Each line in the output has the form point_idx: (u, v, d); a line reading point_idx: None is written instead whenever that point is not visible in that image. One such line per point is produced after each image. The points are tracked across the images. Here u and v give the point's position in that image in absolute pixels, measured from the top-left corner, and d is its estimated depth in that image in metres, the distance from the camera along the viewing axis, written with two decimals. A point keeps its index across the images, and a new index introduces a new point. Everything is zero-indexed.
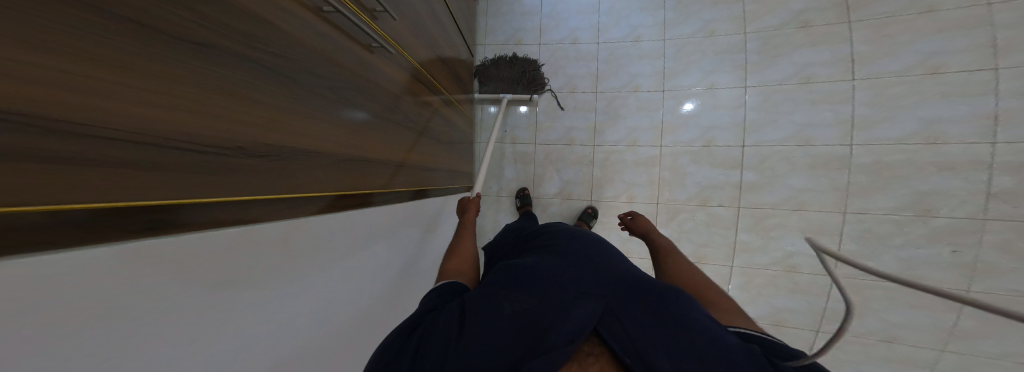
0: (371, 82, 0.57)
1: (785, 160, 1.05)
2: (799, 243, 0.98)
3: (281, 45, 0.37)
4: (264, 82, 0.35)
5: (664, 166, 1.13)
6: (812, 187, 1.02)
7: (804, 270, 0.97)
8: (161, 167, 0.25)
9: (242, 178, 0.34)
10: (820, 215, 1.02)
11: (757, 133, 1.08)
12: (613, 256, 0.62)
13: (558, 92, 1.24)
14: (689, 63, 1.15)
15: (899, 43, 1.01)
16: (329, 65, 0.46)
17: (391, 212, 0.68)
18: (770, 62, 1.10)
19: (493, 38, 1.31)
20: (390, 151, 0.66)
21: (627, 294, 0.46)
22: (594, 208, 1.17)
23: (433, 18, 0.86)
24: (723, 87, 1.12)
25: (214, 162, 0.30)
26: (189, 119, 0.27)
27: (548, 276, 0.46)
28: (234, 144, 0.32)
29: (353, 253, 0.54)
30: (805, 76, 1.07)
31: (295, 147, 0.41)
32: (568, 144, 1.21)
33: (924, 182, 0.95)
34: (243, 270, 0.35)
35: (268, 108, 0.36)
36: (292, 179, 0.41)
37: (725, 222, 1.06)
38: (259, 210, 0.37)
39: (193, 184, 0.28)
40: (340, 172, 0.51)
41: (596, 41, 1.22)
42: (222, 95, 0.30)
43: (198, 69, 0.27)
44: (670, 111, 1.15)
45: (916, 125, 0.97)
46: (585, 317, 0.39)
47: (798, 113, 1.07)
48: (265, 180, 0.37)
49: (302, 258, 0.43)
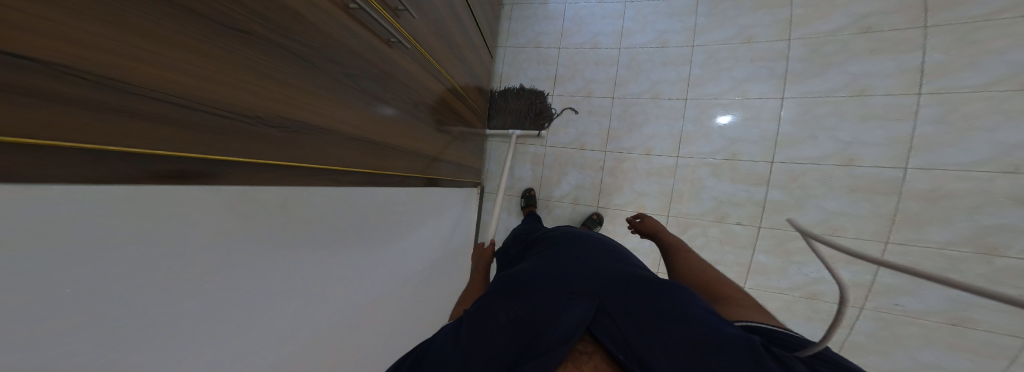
0: (384, 71, 0.63)
1: (822, 180, 0.98)
2: (824, 270, 0.93)
3: (313, 37, 0.43)
4: (295, 66, 0.40)
5: (680, 178, 1.12)
6: (849, 211, 0.96)
7: (828, 298, 0.93)
8: (204, 130, 0.30)
9: (268, 146, 0.39)
10: (856, 243, 0.95)
11: (789, 150, 1.01)
12: (619, 259, 0.65)
13: (573, 96, 1.25)
14: (719, 70, 1.09)
15: (987, 52, 0.85)
16: (350, 54, 0.51)
17: (399, 196, 0.75)
18: (817, 71, 1.00)
19: (515, 41, 1.34)
20: (397, 136, 0.71)
21: (621, 295, 0.50)
22: (600, 215, 1.20)
23: (455, 19, 0.93)
24: (755, 97, 1.06)
25: (240, 129, 0.34)
26: (232, 92, 0.32)
27: (542, 284, 0.53)
28: (265, 117, 0.37)
29: (363, 230, 0.62)
30: (860, 88, 0.96)
31: (314, 125, 0.46)
32: (580, 149, 1.24)
33: (992, 217, 0.83)
34: (277, 231, 0.42)
35: (297, 89, 0.41)
36: (309, 153, 0.47)
37: (742, 240, 1.03)
38: (280, 176, 0.42)
39: (228, 147, 0.33)
40: (348, 151, 0.56)
41: (618, 46, 1.20)
42: (253, 72, 0.34)
43: (244, 50, 0.33)
44: (692, 121, 1.11)
45: (994, 149, 0.84)
46: (581, 318, 0.45)
47: (842, 129, 0.97)
48: (294, 154, 0.43)
49: (325, 230, 0.51)
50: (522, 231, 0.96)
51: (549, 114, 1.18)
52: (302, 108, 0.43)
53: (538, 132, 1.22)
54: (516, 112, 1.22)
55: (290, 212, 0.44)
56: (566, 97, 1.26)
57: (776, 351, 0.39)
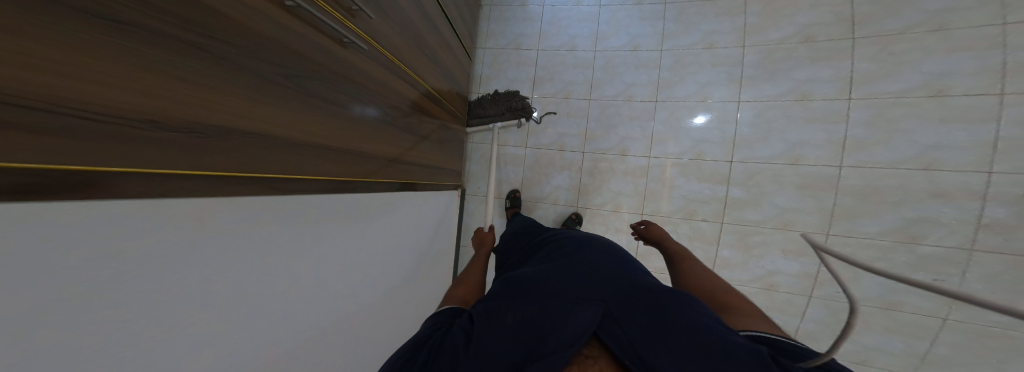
0: (342, 76, 0.55)
1: (773, 178, 1.02)
2: (779, 262, 0.98)
3: (236, 32, 0.34)
4: (216, 68, 0.32)
5: (652, 178, 1.13)
6: (799, 207, 0.99)
7: (783, 289, 0.97)
8: (77, 141, 0.22)
9: (188, 159, 0.31)
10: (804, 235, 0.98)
11: (746, 150, 1.06)
12: (623, 263, 0.63)
13: (552, 97, 1.24)
14: (686, 74, 1.13)
15: (904, 62, 0.96)
16: (291, 53, 0.43)
17: (372, 199, 0.69)
18: (768, 77, 1.07)
19: (494, 43, 1.31)
20: (367, 142, 0.64)
21: (628, 299, 0.48)
22: (580, 215, 1.18)
23: (428, 24, 0.87)
24: (716, 100, 1.10)
25: (159, 141, 0.28)
26: (118, 94, 0.24)
27: (549, 284, 0.50)
28: (175, 125, 0.29)
29: (318, 232, 0.54)
30: (802, 93, 1.03)
31: (248, 135, 0.38)
32: (559, 150, 1.22)
33: (912, 209, 0.92)
34: (229, 242, 0.38)
35: (218, 94, 0.33)
36: (246, 166, 0.39)
37: (708, 236, 1.06)
38: (205, 193, 0.34)
39: (120, 164, 0.25)
40: (304, 158, 0.49)
41: (594, 49, 1.21)
42: (166, 76, 0.27)
43: (129, 45, 0.24)
44: (663, 123, 1.14)
45: (911, 149, 0.94)
46: (588, 320, 0.43)
47: (792, 132, 1.03)
48: (226, 161, 0.36)
49: (269, 232, 0.44)
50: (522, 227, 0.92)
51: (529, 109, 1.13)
52: (232, 116, 0.35)
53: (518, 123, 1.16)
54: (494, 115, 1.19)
55: (219, 212, 0.36)
56: (546, 99, 1.24)
57: (782, 361, 0.37)
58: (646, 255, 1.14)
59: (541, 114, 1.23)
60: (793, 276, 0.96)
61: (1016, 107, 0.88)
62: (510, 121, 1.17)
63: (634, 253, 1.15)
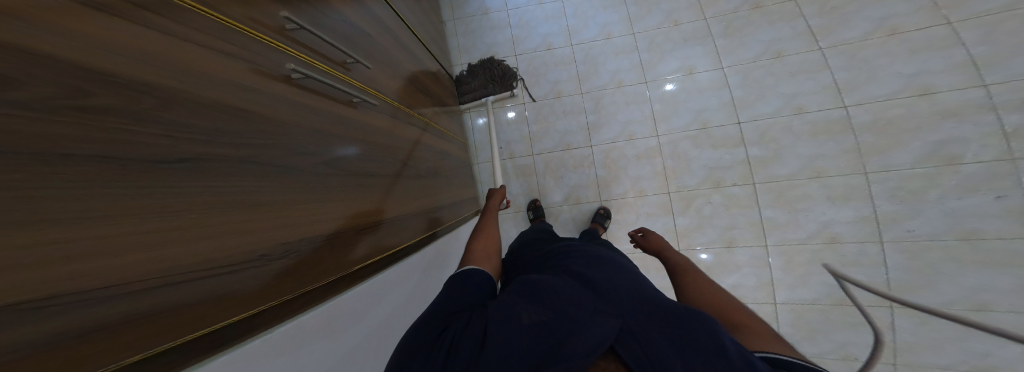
0: (365, 141, 0.48)
1: (786, 130, 0.93)
2: (829, 211, 0.87)
3: (243, 124, 0.27)
4: (233, 174, 0.25)
5: (666, 155, 0.96)
6: (822, 153, 0.92)
7: (847, 239, 0.86)
8: (57, 343, 0.14)
9: (214, 301, 0.23)
10: (841, 180, 0.90)
11: (749, 109, 0.95)
12: (624, 268, 0.49)
13: (543, 100, 1.05)
14: (663, 52, 1.01)
15: (849, 13, 0.98)
16: (315, 134, 0.37)
17: (427, 253, 0.61)
18: (738, 42, 1.01)
19: (470, 57, 1.13)
20: (400, 201, 0.55)
21: (657, 313, 0.34)
22: (607, 209, 0.96)
23: (396, 42, 0.72)
24: (700, 71, 1.00)
25: (174, 295, 0.20)
26: (111, 256, 0.16)
27: (565, 285, 0.39)
28: (187, 268, 0.21)
29: (374, 313, 0.43)
30: (776, 51, 0.99)
31: (285, 243, 0.30)
32: (566, 150, 1.01)
33: (933, 133, 0.89)
34: (313, 347, 0.33)
35: (242, 205, 0.26)
36: (283, 281, 0.30)
37: (744, 200, 0.91)
38: (241, 333, 0.26)
39: (131, 349, 0.18)
40: (348, 244, 0.40)
41: (570, 43, 1.07)
42: (175, 206, 0.20)
43: (128, 183, 0.18)
44: (659, 100, 0.99)
45: (901, 81, 0.94)
46: (606, 332, 0.31)
47: (783, 84, 0.97)
48: (258, 281, 0.27)
49: (317, 345, 0.33)
50: (530, 240, 0.73)
51: (513, 73, 1.00)
52: (258, 230, 0.27)
53: (511, 94, 1.03)
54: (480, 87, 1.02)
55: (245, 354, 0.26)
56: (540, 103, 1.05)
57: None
58: (686, 232, 0.92)
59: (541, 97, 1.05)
60: (850, 224, 0.87)
61: (970, 29, 0.90)
62: (499, 94, 1.02)
63: (674, 232, 0.93)
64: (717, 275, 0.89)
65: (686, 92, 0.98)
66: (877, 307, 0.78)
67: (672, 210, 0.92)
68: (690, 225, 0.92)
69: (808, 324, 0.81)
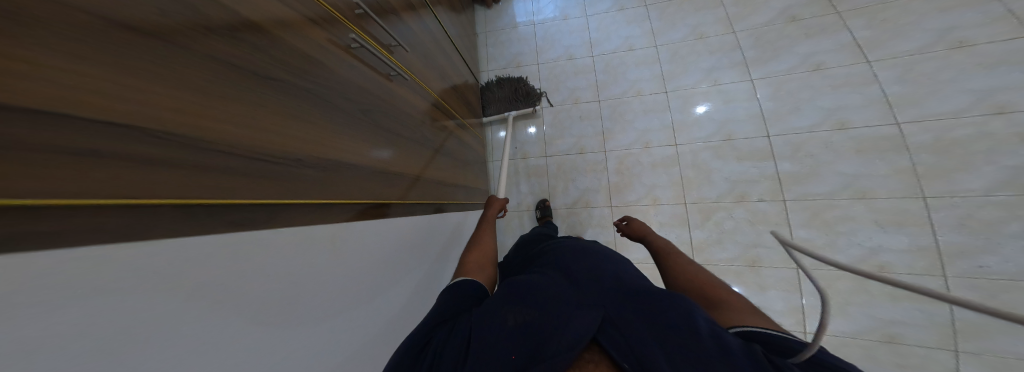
0: (396, 108, 0.54)
1: (825, 145, 0.85)
2: (875, 236, 0.78)
3: (310, 67, 0.34)
4: (295, 99, 0.31)
5: (685, 164, 0.92)
6: (869, 173, 0.81)
7: (901, 270, 0.76)
8: (184, 167, 0.19)
9: (283, 188, 0.28)
10: (894, 203, 0.79)
11: (780, 123, 0.89)
12: (614, 265, 0.49)
13: (561, 105, 1.08)
14: (687, 63, 1.01)
15: (902, 25, 0.90)
16: (359, 90, 0.43)
17: (434, 227, 0.64)
18: (771, 54, 0.97)
19: (496, 65, 1.20)
20: (420, 164, 0.60)
21: (640, 310, 0.35)
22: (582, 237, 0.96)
23: (441, 50, 0.83)
24: (727, 83, 0.97)
25: (256, 170, 0.25)
26: (211, 121, 0.21)
27: (549, 286, 0.40)
28: (265, 152, 0.26)
29: (382, 265, 0.45)
30: (815, 63, 0.93)
31: (333, 163, 0.36)
32: (580, 154, 1.02)
33: (1011, 156, 0.76)
34: (332, 274, 0.35)
35: (301, 123, 0.31)
36: (337, 193, 0.36)
37: (773, 217, 0.83)
38: (300, 223, 0.31)
39: (228, 195, 0.23)
40: (378, 184, 0.45)
41: (590, 54, 1.10)
42: (257, 106, 0.26)
43: (222, 76, 0.23)
44: (680, 111, 0.97)
45: (971, 97, 0.80)
46: (587, 324, 0.32)
47: (822, 99, 0.90)
48: (311, 213, 0.32)
49: (328, 323, 0.33)
50: (525, 243, 0.73)
51: (535, 93, 1.06)
52: (319, 147, 0.34)
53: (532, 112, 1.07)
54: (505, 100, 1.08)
55: (275, 307, 0.27)
56: (558, 109, 1.08)
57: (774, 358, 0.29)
58: (702, 247, 0.86)
59: (561, 102, 1.09)
60: (901, 252, 0.76)
61: None
62: (522, 110, 1.07)
63: (690, 246, 0.87)
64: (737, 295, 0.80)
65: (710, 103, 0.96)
66: (937, 350, 0.67)
67: (687, 221, 0.88)
68: (708, 239, 0.86)
69: (846, 360, 0.72)
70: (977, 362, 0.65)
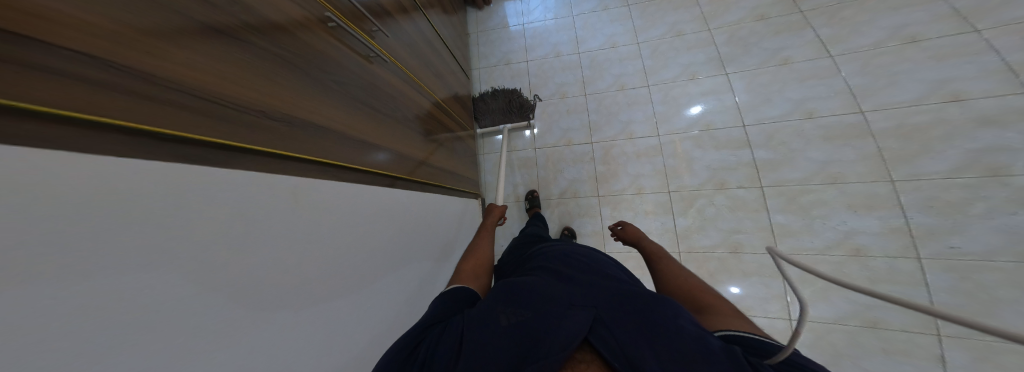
0: (376, 89, 0.54)
1: (796, 134, 0.85)
2: (851, 220, 0.78)
3: (274, 31, 0.34)
4: (254, 57, 0.31)
5: (667, 154, 0.92)
6: (839, 158, 0.83)
7: (876, 252, 0.76)
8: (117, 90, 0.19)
9: (243, 135, 0.28)
10: (865, 187, 0.80)
11: (754, 112, 0.89)
12: (607, 265, 0.47)
13: (549, 100, 1.08)
14: (666, 59, 1.03)
15: (859, 23, 0.95)
16: (331, 63, 0.43)
17: (422, 216, 0.62)
18: (743, 50, 0.99)
19: (487, 62, 1.19)
20: (401, 142, 0.60)
21: (637, 304, 0.33)
22: (572, 229, 0.93)
23: (433, 50, 0.85)
24: (705, 77, 0.97)
25: (208, 110, 0.25)
26: (145, 55, 0.21)
27: (543, 283, 0.37)
28: (218, 97, 0.26)
29: (365, 256, 0.43)
30: (782, 58, 0.95)
31: (299, 122, 0.35)
32: (567, 145, 1.01)
33: (970, 140, 0.78)
34: (306, 267, 0.32)
35: (262, 80, 0.31)
36: (324, 152, 0.39)
37: (752, 204, 0.82)
38: (266, 169, 0.30)
39: (175, 128, 0.22)
40: (353, 152, 0.45)
41: (576, 51, 1.12)
42: (209, 54, 0.26)
43: (162, 18, 0.23)
44: (662, 103, 0.98)
45: (927, 86, 0.85)
46: (581, 322, 0.29)
47: (792, 89, 0.91)
48: (274, 195, 0.30)
49: (297, 317, 0.30)
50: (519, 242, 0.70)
51: (530, 104, 1.02)
52: (282, 105, 0.33)
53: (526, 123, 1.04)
54: (498, 111, 1.04)
55: (238, 291, 0.24)
56: (545, 103, 1.08)
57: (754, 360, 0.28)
58: (686, 234, 0.84)
59: (550, 96, 1.08)
60: (878, 234, 0.77)
61: (1000, 37, 0.84)
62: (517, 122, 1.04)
63: (674, 234, 0.85)
64: (722, 283, 0.79)
65: (689, 94, 0.96)
66: (920, 334, 0.66)
67: (671, 209, 0.87)
68: (691, 227, 0.85)
69: (834, 347, 0.70)
70: (959, 343, 0.64)
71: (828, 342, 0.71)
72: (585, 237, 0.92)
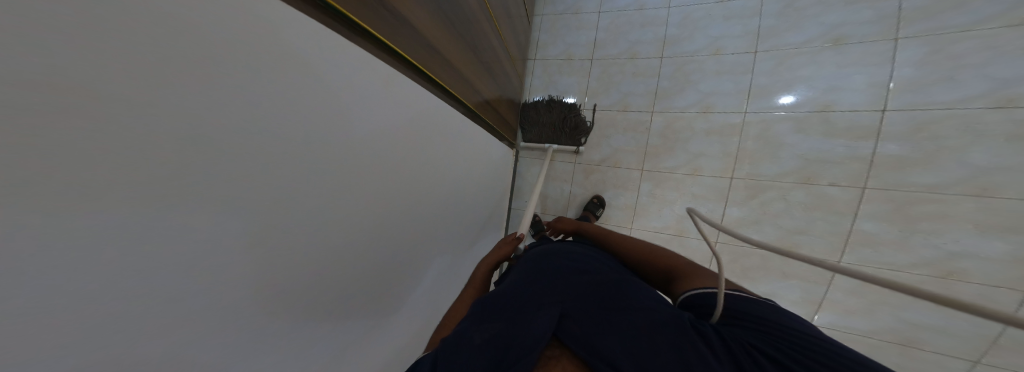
0: (463, 8, 0.50)
1: (961, 127, 0.63)
2: (964, 241, 0.65)
3: None
4: None
5: (749, 135, 0.77)
6: (1001, 165, 0.62)
7: (972, 279, 0.65)
8: None
9: (356, 9, 0.29)
10: (1017, 206, 0.62)
11: (915, 94, 0.65)
12: (578, 259, 0.50)
13: (615, 59, 0.87)
14: (801, 14, 0.73)
15: None
16: None
17: (465, 192, 0.64)
18: (954, 2, 0.63)
19: (552, 10, 0.95)
20: (471, 69, 0.58)
21: (599, 305, 0.36)
22: (602, 198, 0.88)
23: None
24: (855, 42, 0.69)
25: None
26: None
27: (511, 291, 0.40)
28: None
29: (393, 244, 0.43)
30: (1016, 15, 0.60)
31: (398, 15, 0.35)
32: (623, 111, 0.86)
33: None
34: (331, 273, 0.33)
35: None
36: (422, 59, 0.42)
37: (839, 205, 0.72)
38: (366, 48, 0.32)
39: None
40: (432, 58, 0.44)
41: (668, 4, 0.84)
42: None
43: None
44: (769, 74, 0.75)
45: None
46: (546, 323, 0.32)
47: (996, 63, 0.61)
48: (317, 226, 0.29)
49: (317, 327, 0.33)
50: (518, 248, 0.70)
51: (586, 126, 0.86)
52: None
53: (574, 149, 0.88)
54: (547, 128, 0.88)
55: (269, 286, 0.26)
56: (608, 62, 0.88)
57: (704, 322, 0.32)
58: (733, 226, 0.79)
59: (620, 53, 0.87)
60: (989, 262, 0.64)
61: None
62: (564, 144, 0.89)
63: (719, 223, 0.80)
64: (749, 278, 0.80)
65: (818, 67, 0.72)
66: (953, 359, 0.67)
67: (729, 197, 0.78)
68: (747, 219, 0.78)
69: None
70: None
71: None
72: (613, 210, 0.87)
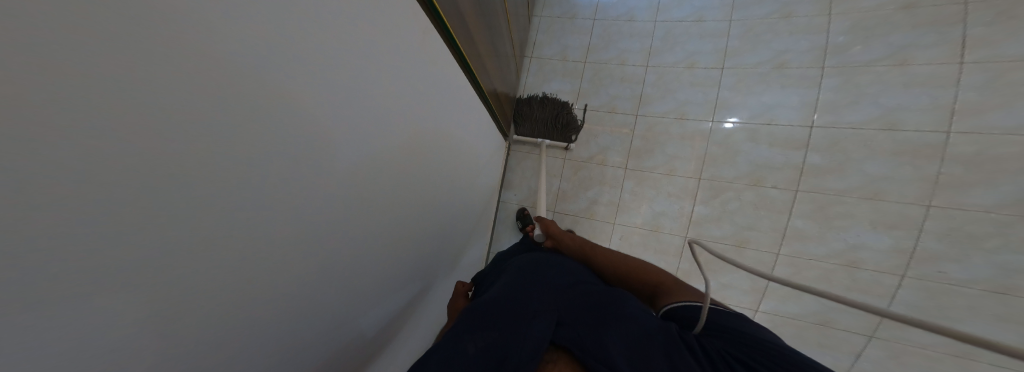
0: None
1: (863, 143, 0.80)
2: (865, 235, 0.80)
3: None
4: None
5: (713, 141, 0.88)
6: (892, 176, 0.78)
7: (868, 266, 0.79)
8: None
9: None
10: (898, 207, 0.78)
11: (832, 114, 0.82)
12: (567, 265, 0.50)
13: (606, 63, 0.94)
14: (757, 41, 0.87)
15: None
16: None
17: (462, 180, 0.62)
18: (861, 44, 0.81)
19: (550, 11, 0.99)
20: (486, 50, 0.58)
21: (594, 312, 0.36)
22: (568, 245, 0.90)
23: None
24: (794, 68, 0.84)
25: None
26: None
27: (504, 294, 0.39)
28: None
29: (396, 217, 0.41)
30: (900, 57, 0.78)
31: None
32: (610, 112, 0.92)
33: None
34: (341, 236, 0.31)
35: None
36: (450, 16, 0.41)
37: (779, 205, 0.85)
38: None
39: None
40: (457, 19, 0.43)
41: (653, 18, 0.93)
42: None
43: None
44: (731, 88, 0.87)
45: None
46: (544, 329, 0.32)
47: (886, 94, 0.79)
48: (312, 209, 0.26)
49: (310, 299, 0.31)
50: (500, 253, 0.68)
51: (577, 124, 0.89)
52: None
53: (564, 145, 0.91)
54: (540, 123, 0.89)
55: (279, 245, 0.24)
56: (598, 66, 0.94)
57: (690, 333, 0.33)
58: (699, 221, 0.88)
59: (609, 58, 0.94)
60: (882, 252, 0.79)
61: None
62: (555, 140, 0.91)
63: (688, 219, 0.89)
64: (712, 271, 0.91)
65: (766, 85, 0.85)
66: (853, 334, 0.80)
67: (697, 196, 0.87)
68: (710, 216, 0.88)
69: (781, 332, 0.87)
70: (880, 347, 0.78)
71: (778, 330, 0.87)
72: (598, 205, 0.92)
